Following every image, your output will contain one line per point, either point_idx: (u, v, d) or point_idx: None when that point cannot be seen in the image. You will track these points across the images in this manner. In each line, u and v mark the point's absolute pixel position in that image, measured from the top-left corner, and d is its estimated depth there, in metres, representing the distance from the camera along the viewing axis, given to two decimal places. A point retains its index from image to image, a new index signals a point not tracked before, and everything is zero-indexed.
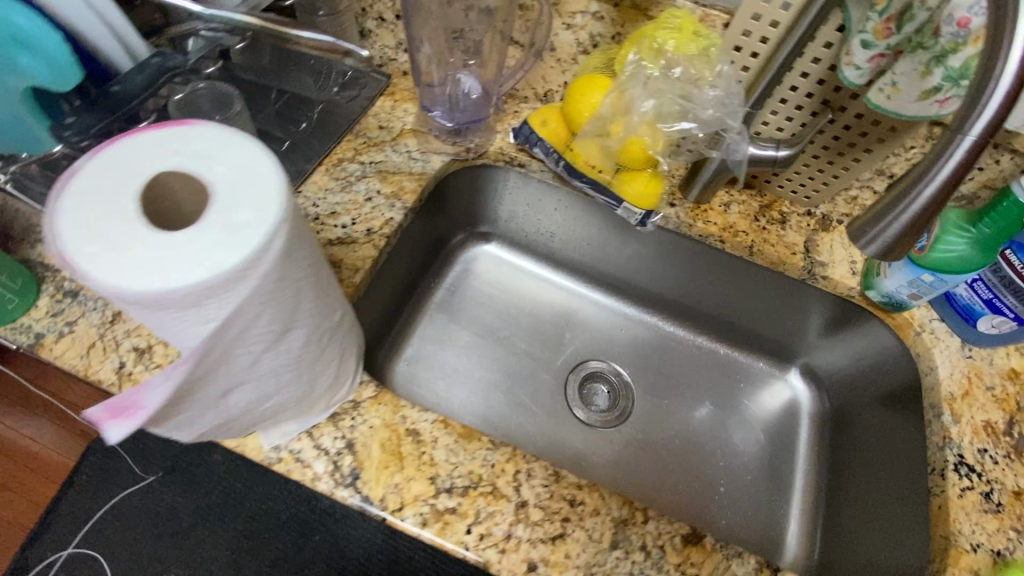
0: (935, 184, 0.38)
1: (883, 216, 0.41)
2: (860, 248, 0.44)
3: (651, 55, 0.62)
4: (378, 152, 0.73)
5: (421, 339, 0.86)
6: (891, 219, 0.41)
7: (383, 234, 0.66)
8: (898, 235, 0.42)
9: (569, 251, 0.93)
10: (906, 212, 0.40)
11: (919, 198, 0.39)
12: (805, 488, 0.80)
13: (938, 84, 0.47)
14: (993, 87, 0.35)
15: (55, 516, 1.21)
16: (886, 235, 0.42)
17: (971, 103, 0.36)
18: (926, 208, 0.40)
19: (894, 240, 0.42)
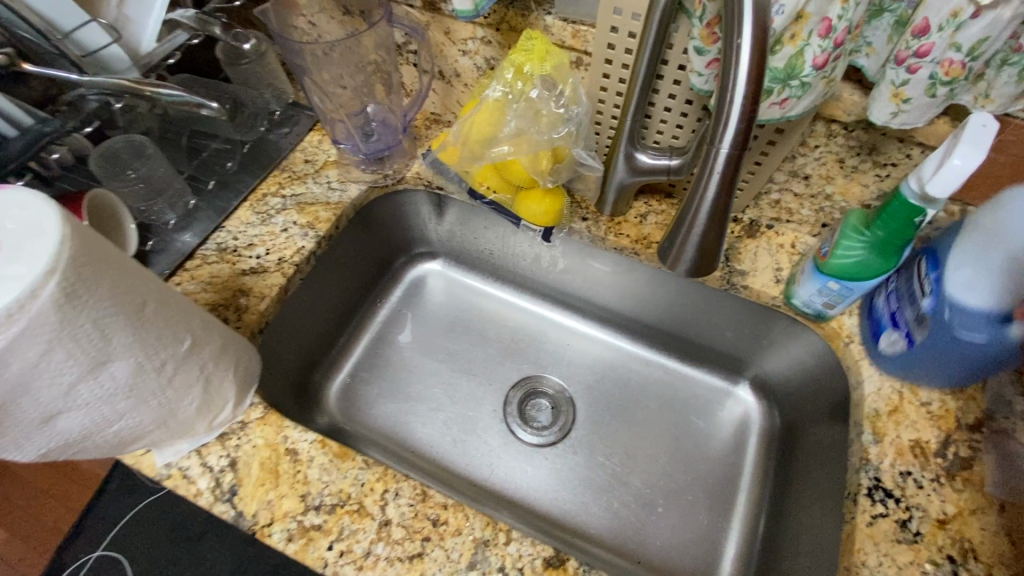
0: (707, 200, 0.37)
1: (676, 235, 0.40)
2: (669, 267, 0.42)
3: (516, 76, 0.61)
4: (299, 185, 0.77)
5: (362, 358, 0.89)
6: (683, 237, 0.39)
7: (292, 262, 0.71)
8: (697, 252, 0.40)
9: (512, 266, 0.94)
10: (694, 229, 0.39)
11: (696, 215, 0.38)
12: (747, 510, 0.76)
13: (769, 86, 0.44)
14: (731, 98, 0.34)
15: (88, 521, 1.35)
16: (683, 255, 0.40)
17: (718, 116, 0.35)
18: (710, 224, 0.38)
19: (695, 260, 0.40)
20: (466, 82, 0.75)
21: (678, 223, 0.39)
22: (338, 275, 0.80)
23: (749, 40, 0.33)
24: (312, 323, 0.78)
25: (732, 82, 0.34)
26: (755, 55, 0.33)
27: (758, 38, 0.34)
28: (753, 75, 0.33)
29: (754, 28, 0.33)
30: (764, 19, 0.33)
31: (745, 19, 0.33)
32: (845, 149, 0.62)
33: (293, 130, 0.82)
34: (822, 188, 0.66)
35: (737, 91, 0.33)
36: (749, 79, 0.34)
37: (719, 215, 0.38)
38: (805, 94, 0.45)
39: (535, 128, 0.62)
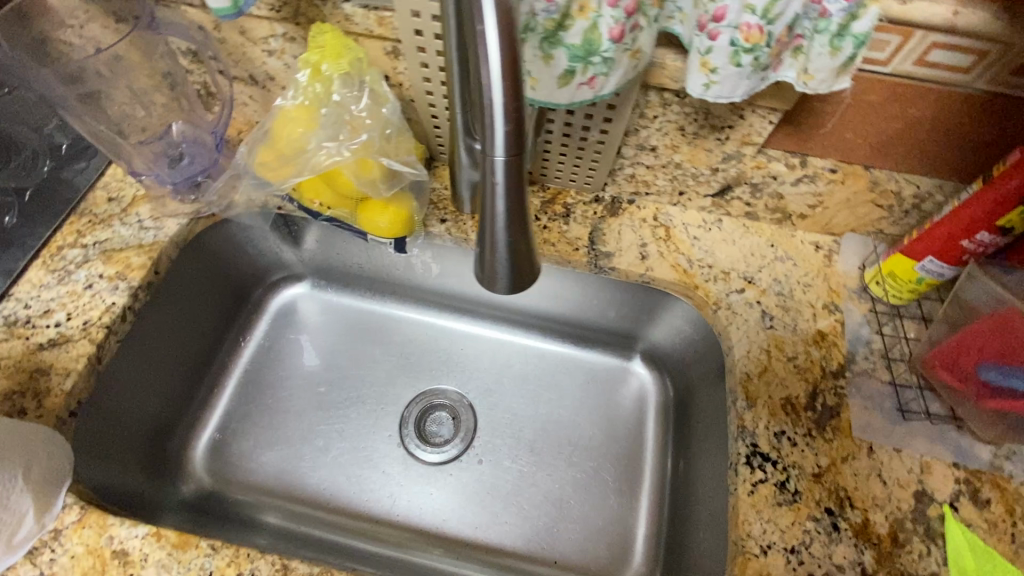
0: (500, 213, 0.33)
1: (483, 251, 0.36)
2: (491, 286, 0.38)
3: (312, 77, 0.54)
4: (104, 229, 0.66)
5: (231, 406, 0.79)
6: (489, 253, 0.36)
7: (103, 324, 0.60)
8: (510, 265, 0.36)
9: (386, 277, 0.87)
10: (497, 244, 0.35)
11: (495, 230, 0.34)
12: (654, 484, 0.76)
13: (569, 65, 0.41)
14: (489, 102, 0.30)
15: None
16: (496, 272, 0.36)
17: (484, 120, 0.31)
18: (514, 235, 0.35)
19: (509, 276, 0.37)
20: (282, 85, 0.66)
21: (482, 239, 0.36)
22: (175, 324, 0.70)
23: (494, 30, 0.28)
24: (151, 385, 0.68)
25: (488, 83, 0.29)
26: (504, 47, 0.29)
27: (505, 27, 0.29)
28: (507, 72, 0.29)
29: (496, 15, 0.28)
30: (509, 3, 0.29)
31: (484, 5, 0.28)
32: (682, 116, 0.59)
33: (88, 164, 0.70)
34: (671, 157, 0.64)
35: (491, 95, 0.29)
36: (505, 76, 0.29)
37: (517, 225, 0.34)
38: (611, 71, 0.42)
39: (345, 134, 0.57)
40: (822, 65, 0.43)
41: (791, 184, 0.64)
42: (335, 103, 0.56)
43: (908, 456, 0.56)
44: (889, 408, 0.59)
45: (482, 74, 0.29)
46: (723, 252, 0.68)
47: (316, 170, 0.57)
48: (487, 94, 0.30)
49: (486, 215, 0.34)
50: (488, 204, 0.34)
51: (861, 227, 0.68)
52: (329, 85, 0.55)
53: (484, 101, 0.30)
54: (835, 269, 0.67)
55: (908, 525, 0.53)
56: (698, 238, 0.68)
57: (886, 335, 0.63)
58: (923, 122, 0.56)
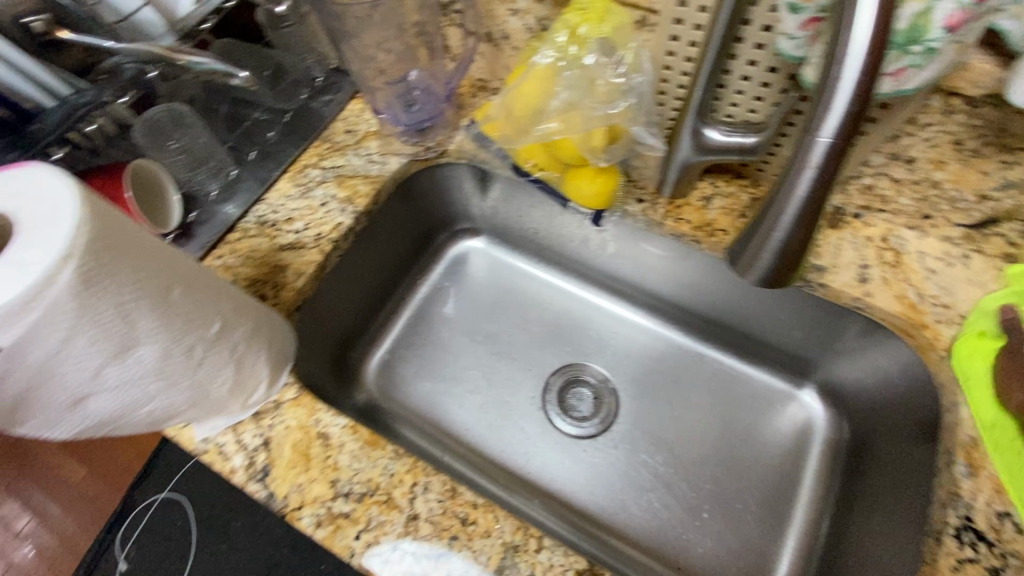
0: (797, 199, 0.33)
1: (754, 239, 0.36)
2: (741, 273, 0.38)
3: (570, 41, 0.56)
4: (339, 157, 0.74)
5: (401, 334, 0.87)
6: (761, 241, 0.36)
7: (331, 239, 0.69)
8: (777, 257, 0.36)
9: (558, 247, 0.88)
10: (776, 231, 0.35)
11: (782, 216, 0.34)
12: (804, 524, 0.70)
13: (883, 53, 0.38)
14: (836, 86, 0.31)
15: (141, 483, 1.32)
16: (760, 260, 0.36)
17: (821, 102, 0.32)
18: (797, 226, 0.34)
19: (772, 268, 0.36)
20: (515, 45, 0.69)
21: (758, 224, 0.36)
22: (376, 250, 0.78)
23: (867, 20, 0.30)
24: (349, 299, 0.76)
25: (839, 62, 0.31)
26: (873, 39, 0.31)
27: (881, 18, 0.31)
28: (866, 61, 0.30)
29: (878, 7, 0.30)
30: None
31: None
32: (965, 128, 0.55)
33: (335, 98, 0.79)
34: None
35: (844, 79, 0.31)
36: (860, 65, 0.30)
37: (805, 219, 0.34)
38: (929, 62, 0.38)
39: (588, 99, 0.57)
40: None
41: None
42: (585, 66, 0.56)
43: None
44: None
45: (839, 58, 0.31)
46: (964, 293, 0.58)
47: (547, 132, 0.59)
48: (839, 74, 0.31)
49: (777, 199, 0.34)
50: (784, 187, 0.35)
51: None
52: (585, 49, 0.56)
53: (832, 82, 0.31)
54: None
55: None
56: (935, 272, 0.59)
57: None
58: None
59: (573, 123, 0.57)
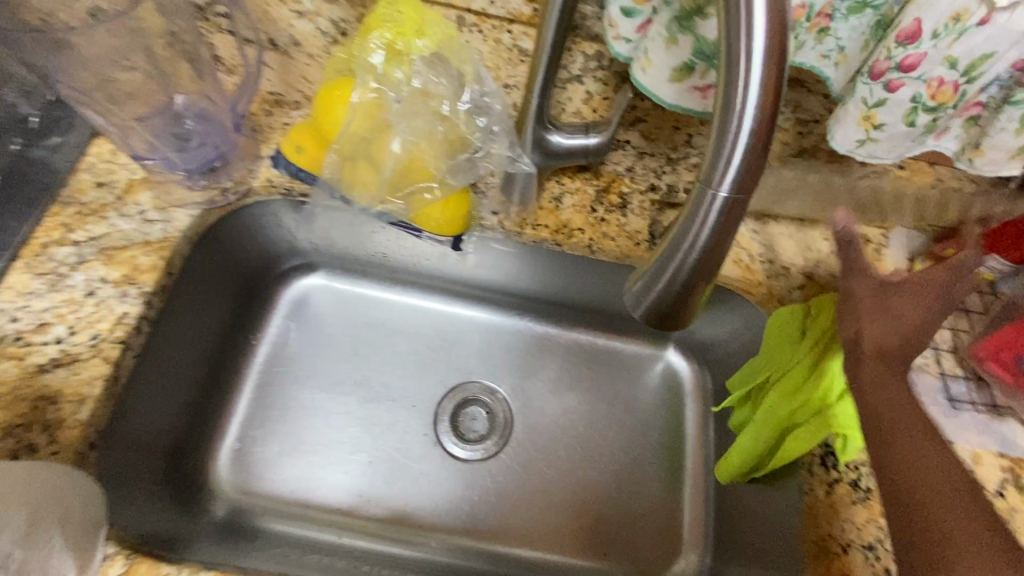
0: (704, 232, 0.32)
1: (661, 271, 0.35)
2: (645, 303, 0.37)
3: (388, 58, 0.49)
4: (98, 223, 0.55)
5: (248, 412, 0.72)
6: (665, 275, 0.35)
7: (115, 338, 0.51)
8: (684, 288, 0.35)
9: (411, 266, 0.80)
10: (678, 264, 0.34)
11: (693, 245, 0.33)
12: (695, 473, 0.77)
13: (691, 60, 0.45)
14: (732, 112, 0.29)
15: None
16: (662, 295, 0.36)
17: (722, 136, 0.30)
18: (702, 263, 0.33)
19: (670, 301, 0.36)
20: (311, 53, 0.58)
21: (663, 259, 0.35)
22: (187, 328, 0.61)
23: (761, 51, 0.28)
24: (165, 400, 0.59)
25: (734, 91, 0.29)
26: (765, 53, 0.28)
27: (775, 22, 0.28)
28: (765, 93, 0.28)
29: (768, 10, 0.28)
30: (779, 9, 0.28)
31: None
32: None
33: (66, 140, 0.58)
34: None
35: (745, 105, 0.29)
36: (760, 98, 0.29)
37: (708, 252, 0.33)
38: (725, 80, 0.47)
39: (434, 129, 0.51)
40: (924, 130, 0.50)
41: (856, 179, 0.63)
42: (411, 92, 0.50)
43: (962, 449, 0.59)
44: (942, 400, 0.61)
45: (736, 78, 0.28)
46: (783, 246, 0.66)
47: (395, 166, 0.51)
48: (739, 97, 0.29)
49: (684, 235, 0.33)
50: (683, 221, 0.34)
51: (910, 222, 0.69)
52: (410, 70, 0.50)
53: (730, 108, 0.29)
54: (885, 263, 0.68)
55: None
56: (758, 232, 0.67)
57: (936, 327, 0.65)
58: None
59: (426, 154, 0.51)
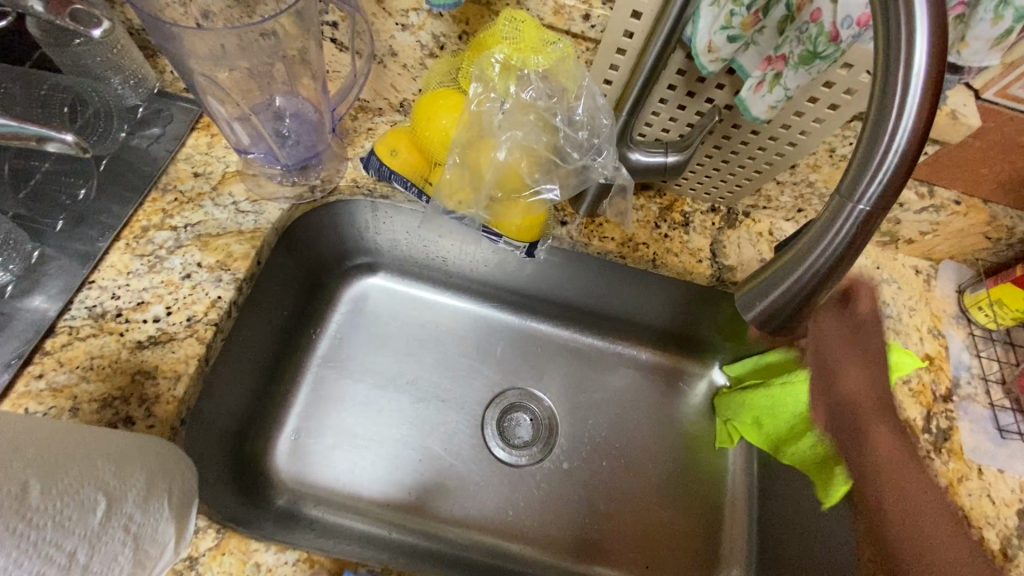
0: (832, 247, 0.31)
1: (775, 285, 0.33)
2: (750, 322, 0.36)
3: (502, 73, 0.51)
4: (194, 210, 0.58)
5: (306, 404, 0.74)
6: (782, 290, 0.33)
7: (209, 321, 0.53)
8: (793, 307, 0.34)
9: (468, 272, 0.82)
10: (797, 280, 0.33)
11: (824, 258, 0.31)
12: (736, 491, 0.78)
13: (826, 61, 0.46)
14: (886, 126, 0.28)
15: None
16: (773, 312, 0.34)
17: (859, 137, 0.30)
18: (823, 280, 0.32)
19: (781, 318, 0.34)
20: (404, 63, 0.61)
21: (778, 273, 0.33)
22: (261, 318, 0.63)
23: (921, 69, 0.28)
24: (235, 387, 0.61)
25: (890, 108, 0.28)
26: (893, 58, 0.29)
27: (931, 50, 0.28)
28: (922, 111, 0.28)
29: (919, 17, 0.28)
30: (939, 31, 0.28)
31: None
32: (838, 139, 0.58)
33: (167, 131, 0.61)
34: (806, 176, 0.64)
35: (901, 119, 0.28)
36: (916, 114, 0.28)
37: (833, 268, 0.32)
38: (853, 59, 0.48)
39: (537, 139, 0.54)
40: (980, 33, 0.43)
41: (913, 211, 0.65)
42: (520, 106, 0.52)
43: (1011, 477, 0.61)
44: (991, 430, 0.63)
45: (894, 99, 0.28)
46: None
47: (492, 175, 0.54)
48: (895, 119, 0.28)
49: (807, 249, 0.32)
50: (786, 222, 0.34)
51: (960, 256, 0.71)
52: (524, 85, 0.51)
53: (883, 129, 0.28)
54: (934, 294, 0.70)
55: (1016, 541, 0.58)
56: None
57: (984, 359, 0.67)
58: None
59: (520, 162, 0.54)
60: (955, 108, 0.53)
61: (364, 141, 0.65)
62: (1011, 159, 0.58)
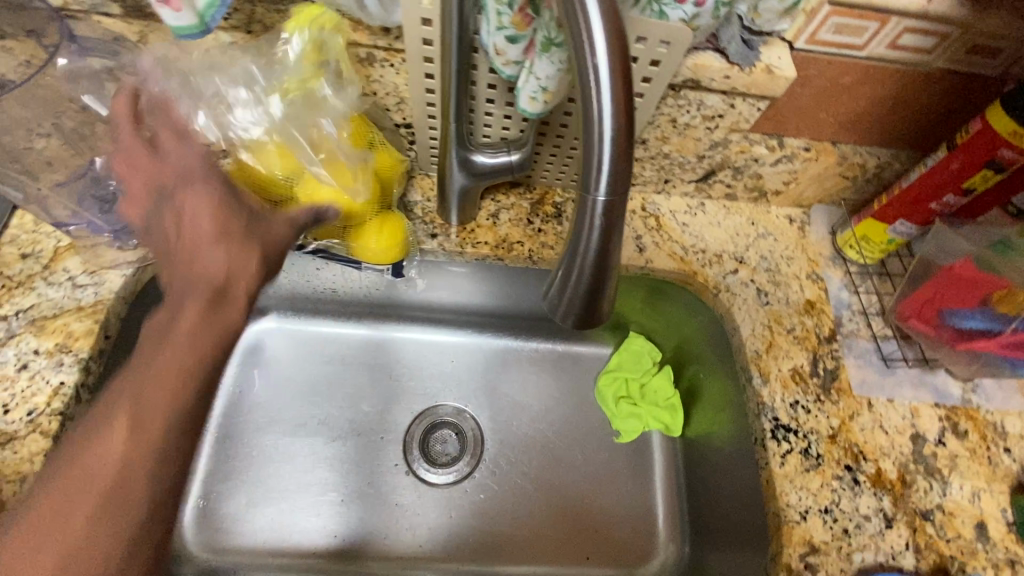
0: (594, 239, 0.32)
1: (566, 283, 0.34)
2: (564, 319, 0.37)
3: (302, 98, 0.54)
4: (25, 294, 0.54)
5: (212, 465, 0.71)
6: (569, 285, 0.34)
7: (52, 412, 0.50)
8: (594, 297, 0.35)
9: (364, 298, 0.80)
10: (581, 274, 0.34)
11: (590, 244, 0.32)
12: (664, 462, 0.79)
13: None
14: (593, 120, 0.29)
15: None
16: (575, 306, 0.35)
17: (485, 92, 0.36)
18: (601, 270, 0.33)
19: (585, 310, 0.35)
20: None
21: (566, 274, 0.34)
22: None
23: (606, 57, 0.28)
24: None
25: (590, 101, 0.29)
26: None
27: (613, 36, 0.28)
28: (619, 96, 0.29)
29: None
30: (613, 12, 0.28)
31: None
32: (675, 109, 0.58)
33: None
34: (660, 149, 0.64)
35: (601, 110, 0.29)
36: (616, 100, 0.29)
37: (605, 257, 0.33)
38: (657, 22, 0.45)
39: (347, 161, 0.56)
40: (769, 7, 0.46)
41: (770, 165, 0.67)
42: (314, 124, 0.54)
43: (900, 404, 0.62)
44: (876, 361, 0.65)
45: (590, 89, 0.29)
46: (711, 236, 0.70)
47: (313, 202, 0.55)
48: (596, 108, 0.29)
49: (576, 246, 0.33)
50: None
51: (828, 198, 0.73)
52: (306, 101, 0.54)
53: (591, 120, 0.29)
54: (810, 239, 0.72)
55: (912, 466, 0.59)
56: (687, 224, 0.70)
57: (863, 294, 0.69)
58: (889, 98, 0.59)
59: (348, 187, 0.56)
60: (771, 61, 0.52)
61: None
62: (842, 100, 0.60)
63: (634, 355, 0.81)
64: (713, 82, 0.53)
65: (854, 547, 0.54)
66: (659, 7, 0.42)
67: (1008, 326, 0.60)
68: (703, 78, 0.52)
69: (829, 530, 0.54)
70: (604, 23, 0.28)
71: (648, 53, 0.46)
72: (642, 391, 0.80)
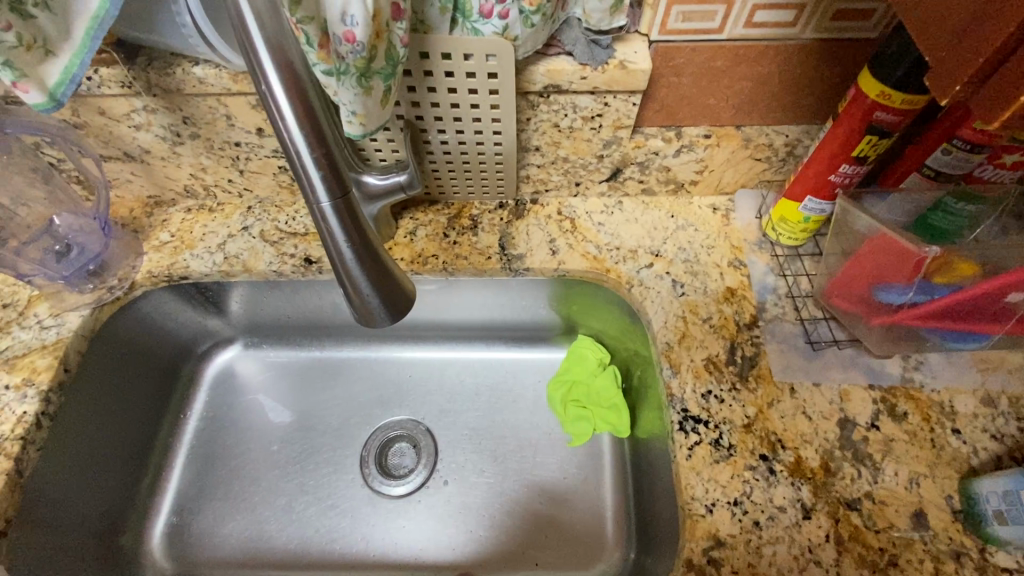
0: (339, 239, 0.42)
1: (342, 275, 0.43)
2: (368, 307, 0.44)
3: None
4: (2, 338, 0.64)
5: (183, 485, 0.77)
6: (349, 277, 0.43)
7: (16, 436, 0.58)
8: (370, 279, 0.43)
9: (319, 321, 0.83)
10: (353, 268, 0.42)
11: (342, 250, 0.42)
12: (615, 463, 0.78)
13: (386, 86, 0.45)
14: (300, 161, 0.40)
15: None
16: (360, 288, 0.43)
17: (304, 178, 0.40)
18: (366, 263, 0.43)
19: (376, 291, 0.43)
20: (161, 157, 0.66)
21: (342, 278, 0.43)
22: (98, 418, 0.68)
23: (288, 107, 0.38)
24: (82, 486, 0.66)
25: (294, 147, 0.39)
26: (302, 119, 0.39)
27: (294, 91, 0.38)
28: (308, 137, 0.39)
29: (289, 97, 0.38)
30: (288, 68, 0.37)
31: (266, 67, 0.37)
32: (553, 114, 0.60)
33: None
34: (556, 153, 0.65)
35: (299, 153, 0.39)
36: (310, 141, 0.39)
37: (360, 250, 0.42)
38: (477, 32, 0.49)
39: None
40: (596, 7, 0.50)
41: (673, 156, 0.67)
42: None
43: (828, 388, 0.59)
44: (802, 344, 0.62)
45: (300, 158, 0.40)
46: (627, 232, 0.70)
47: None
48: (294, 150, 0.39)
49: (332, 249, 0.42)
50: (354, 223, 0.42)
51: (750, 182, 0.71)
52: None
53: (295, 159, 0.40)
54: (734, 226, 0.70)
55: (838, 453, 0.56)
56: (602, 224, 0.71)
57: (790, 276, 0.67)
58: (771, 77, 0.58)
59: None
60: (625, 57, 0.54)
61: (158, 235, 0.71)
62: (724, 83, 0.59)
63: (583, 354, 0.81)
64: (573, 84, 0.55)
65: (764, 539, 0.51)
66: (471, 24, 0.48)
67: (907, 297, 0.55)
68: (562, 82, 0.55)
69: (739, 522, 0.52)
70: (283, 81, 0.37)
71: (481, 67, 0.51)
72: (588, 392, 0.79)
